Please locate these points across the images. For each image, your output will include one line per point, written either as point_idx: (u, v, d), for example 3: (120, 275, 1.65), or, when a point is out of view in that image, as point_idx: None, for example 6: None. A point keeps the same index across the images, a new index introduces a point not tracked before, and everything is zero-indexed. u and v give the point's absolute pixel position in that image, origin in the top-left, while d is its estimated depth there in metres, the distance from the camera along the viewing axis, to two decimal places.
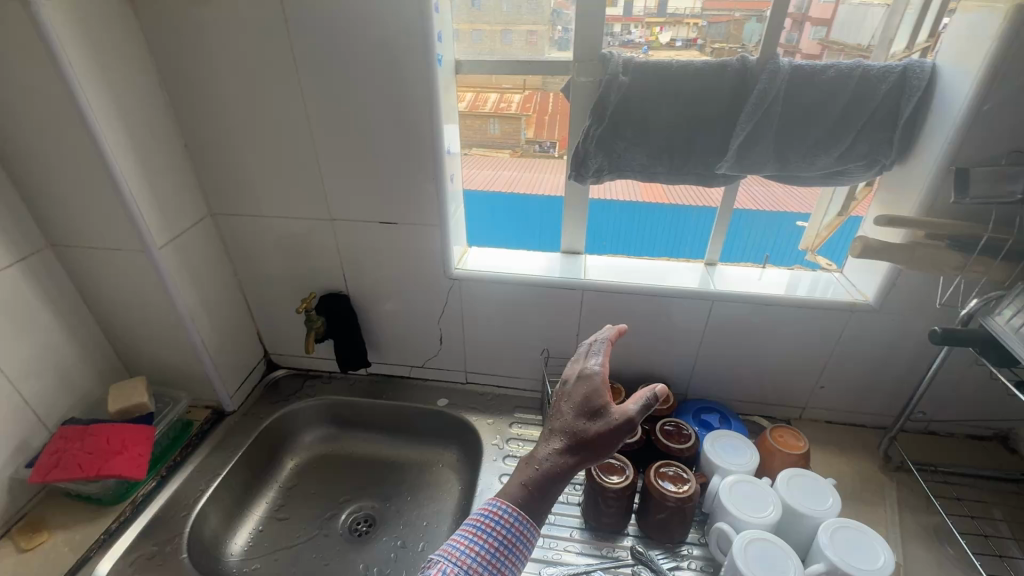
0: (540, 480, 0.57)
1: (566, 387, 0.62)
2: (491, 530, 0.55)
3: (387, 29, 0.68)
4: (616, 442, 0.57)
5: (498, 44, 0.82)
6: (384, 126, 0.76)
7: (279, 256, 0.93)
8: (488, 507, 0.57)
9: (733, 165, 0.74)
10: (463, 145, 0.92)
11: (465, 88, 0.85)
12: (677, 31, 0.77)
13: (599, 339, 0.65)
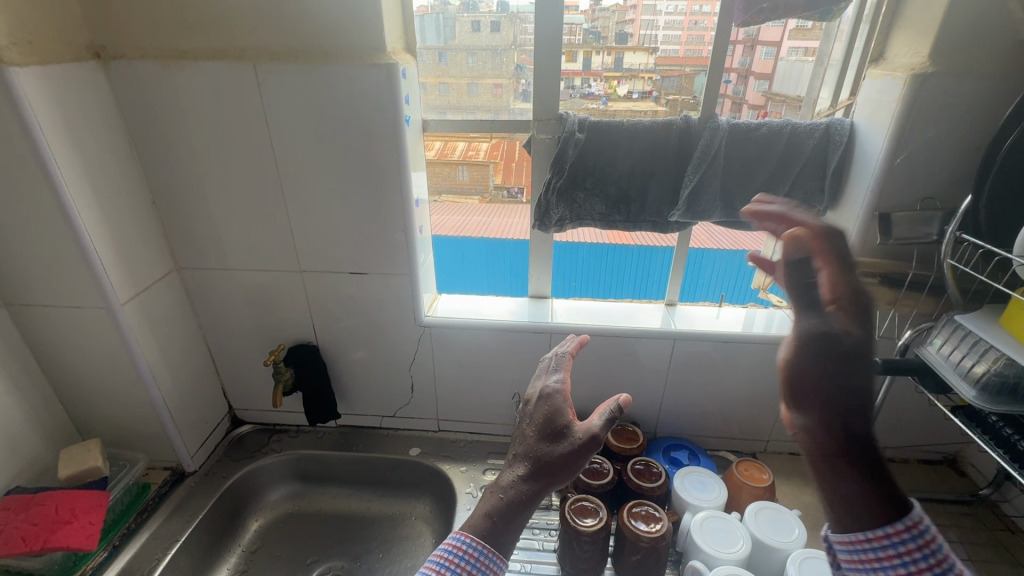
0: (504, 508, 0.58)
1: (528, 408, 0.64)
2: (456, 565, 0.55)
3: (357, 92, 0.72)
4: (580, 462, 0.56)
5: (465, 95, 0.86)
6: (355, 182, 0.79)
7: (247, 309, 0.93)
8: (452, 542, 0.57)
9: (684, 213, 0.81)
10: (434, 192, 0.94)
11: (434, 138, 0.90)
12: (633, 84, 0.82)
13: (560, 355, 0.69)
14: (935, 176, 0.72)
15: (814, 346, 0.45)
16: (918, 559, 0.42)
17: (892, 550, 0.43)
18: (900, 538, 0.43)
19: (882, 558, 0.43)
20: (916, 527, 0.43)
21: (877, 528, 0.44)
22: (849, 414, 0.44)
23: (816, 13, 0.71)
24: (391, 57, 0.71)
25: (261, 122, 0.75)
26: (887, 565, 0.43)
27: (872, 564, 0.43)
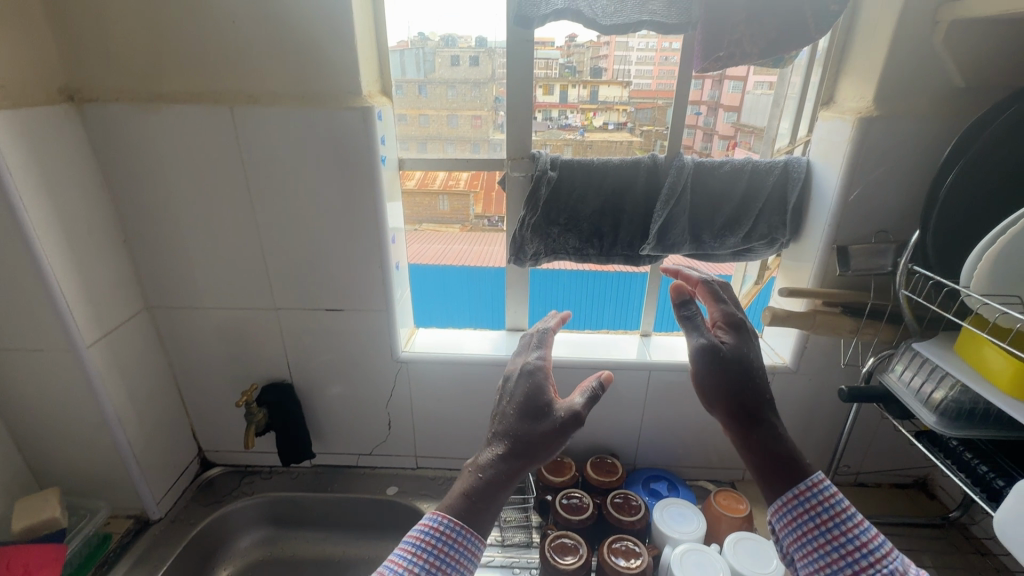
0: (480, 489, 0.53)
1: (507, 384, 0.59)
2: (431, 548, 0.51)
3: (333, 134, 0.73)
4: (563, 442, 0.53)
5: (445, 126, 0.88)
6: (330, 220, 0.79)
7: (220, 347, 0.91)
8: (428, 523, 0.52)
9: (654, 247, 0.83)
10: (414, 221, 0.95)
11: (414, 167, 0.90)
12: (609, 116, 0.86)
13: (543, 328, 0.64)
14: (887, 211, 0.76)
15: (703, 360, 0.51)
16: (822, 512, 0.49)
17: (801, 509, 0.49)
18: (806, 497, 0.49)
19: (797, 518, 0.49)
20: (816, 485, 0.50)
21: (786, 493, 0.50)
22: (748, 399, 0.50)
23: (770, 60, 0.76)
24: (366, 100, 0.73)
25: (237, 162, 0.75)
26: (802, 523, 0.49)
27: (794, 525, 0.49)
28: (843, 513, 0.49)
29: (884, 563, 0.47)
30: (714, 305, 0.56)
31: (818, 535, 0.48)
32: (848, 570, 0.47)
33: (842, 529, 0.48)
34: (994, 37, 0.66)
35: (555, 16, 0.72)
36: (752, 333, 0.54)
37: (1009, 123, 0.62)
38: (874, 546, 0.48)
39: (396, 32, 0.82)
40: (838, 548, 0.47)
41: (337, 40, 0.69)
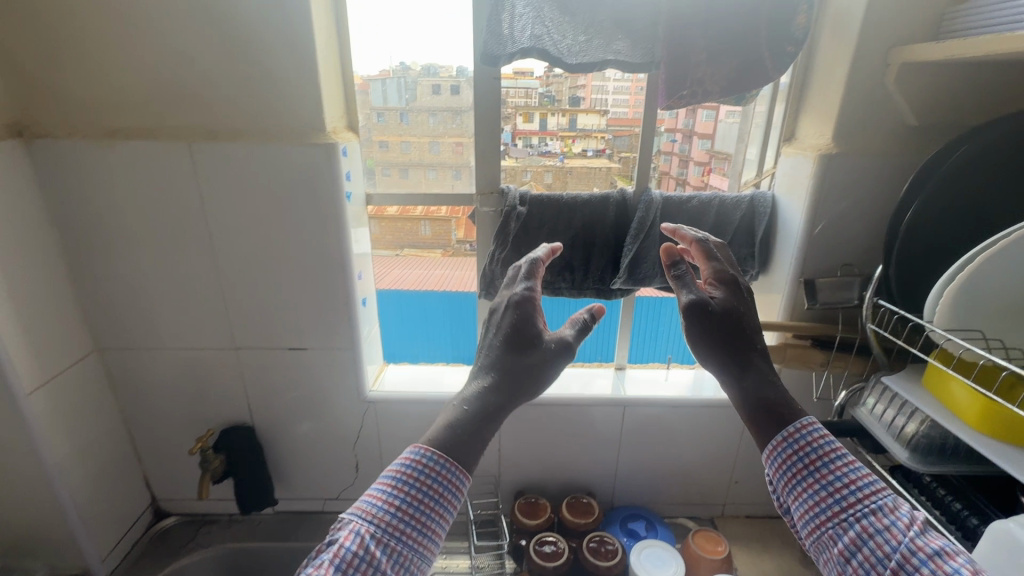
0: (466, 421, 0.51)
1: (495, 317, 0.57)
2: (414, 482, 0.47)
3: (296, 170, 0.72)
4: (552, 373, 0.54)
5: (426, 153, 0.86)
6: (293, 257, 0.77)
7: (176, 389, 0.87)
8: (410, 455, 0.49)
9: (625, 280, 0.83)
10: (394, 246, 0.92)
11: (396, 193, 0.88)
12: (587, 143, 0.86)
13: (533, 260, 0.60)
14: (850, 244, 0.77)
15: (696, 314, 0.51)
16: (810, 453, 0.48)
17: (790, 450, 0.48)
18: (795, 438, 0.49)
19: (787, 459, 0.49)
20: (805, 427, 0.49)
21: (775, 436, 0.49)
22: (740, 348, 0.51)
23: (732, 98, 0.77)
24: (331, 136, 0.72)
25: (195, 198, 0.73)
26: (791, 464, 0.48)
27: (784, 468, 0.48)
28: (832, 452, 0.48)
29: (872, 499, 0.45)
30: (707, 263, 0.57)
31: (806, 475, 0.48)
32: (836, 507, 0.46)
33: (830, 467, 0.47)
34: (944, 79, 0.68)
35: (521, 54, 0.71)
36: (744, 290, 0.55)
37: (962, 162, 0.63)
38: (863, 484, 0.46)
39: (376, 61, 0.81)
40: (826, 487, 0.47)
41: (300, 78, 0.68)
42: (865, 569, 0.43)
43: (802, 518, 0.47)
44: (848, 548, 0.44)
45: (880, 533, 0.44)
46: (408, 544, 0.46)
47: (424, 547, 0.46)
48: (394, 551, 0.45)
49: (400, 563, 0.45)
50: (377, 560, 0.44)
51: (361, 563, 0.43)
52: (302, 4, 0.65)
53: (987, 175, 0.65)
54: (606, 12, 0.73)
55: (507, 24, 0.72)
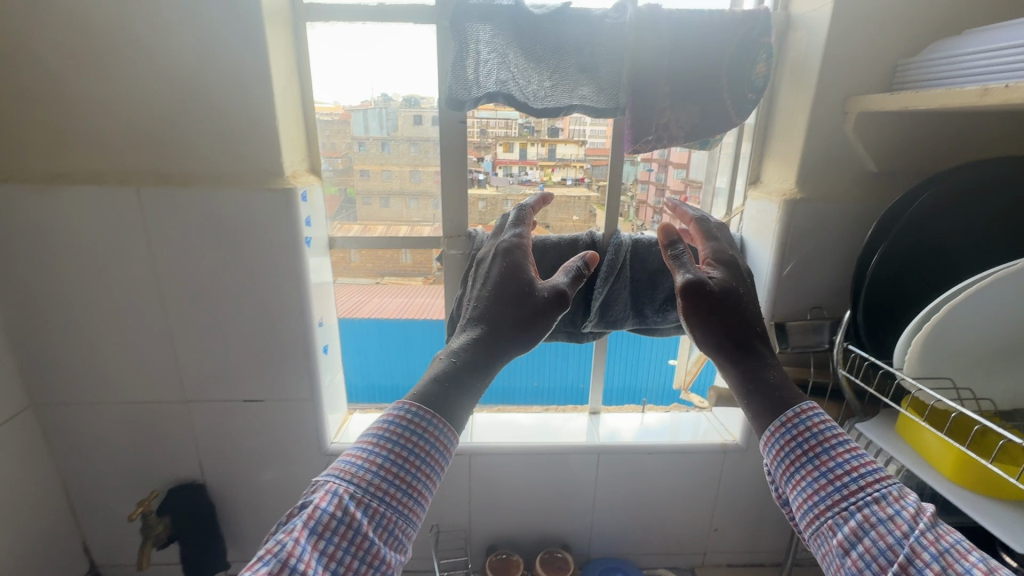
0: (454, 371, 0.54)
1: (488, 272, 0.62)
2: (394, 441, 0.49)
3: (252, 216, 0.69)
4: (547, 321, 0.57)
5: (408, 181, 0.82)
6: (250, 305, 0.73)
7: (121, 446, 0.81)
8: (393, 414, 0.51)
9: (597, 323, 0.83)
10: (374, 274, 0.87)
11: (377, 220, 0.84)
12: (567, 172, 0.83)
13: (525, 208, 0.69)
14: (818, 287, 0.78)
15: (695, 293, 0.54)
16: (809, 438, 0.50)
17: (788, 436, 0.51)
18: (794, 423, 0.51)
19: (788, 446, 0.50)
20: (804, 412, 0.52)
21: (773, 421, 0.52)
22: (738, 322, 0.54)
23: (697, 142, 0.78)
24: (290, 181, 0.70)
25: (144, 244, 0.69)
26: (789, 451, 0.50)
27: (782, 455, 0.50)
28: (833, 439, 0.50)
29: (875, 486, 0.46)
30: (706, 249, 0.62)
31: (806, 462, 0.49)
32: (836, 494, 0.47)
33: (831, 455, 0.49)
34: (901, 127, 0.70)
35: (486, 98, 0.70)
36: (741, 273, 0.59)
37: (924, 208, 0.64)
38: (865, 472, 0.47)
39: (359, 91, 0.78)
40: (825, 473, 0.48)
41: (257, 121, 0.66)
42: (866, 561, 0.43)
43: (802, 507, 0.48)
44: (848, 537, 0.44)
45: (882, 522, 0.44)
46: (391, 505, 0.47)
47: (408, 508, 0.48)
48: (376, 511, 0.46)
49: (383, 525, 0.46)
50: (357, 521, 0.45)
51: (339, 524, 0.44)
52: (261, 51, 0.63)
53: (948, 220, 0.65)
54: (572, 58, 0.73)
55: (472, 68, 0.70)
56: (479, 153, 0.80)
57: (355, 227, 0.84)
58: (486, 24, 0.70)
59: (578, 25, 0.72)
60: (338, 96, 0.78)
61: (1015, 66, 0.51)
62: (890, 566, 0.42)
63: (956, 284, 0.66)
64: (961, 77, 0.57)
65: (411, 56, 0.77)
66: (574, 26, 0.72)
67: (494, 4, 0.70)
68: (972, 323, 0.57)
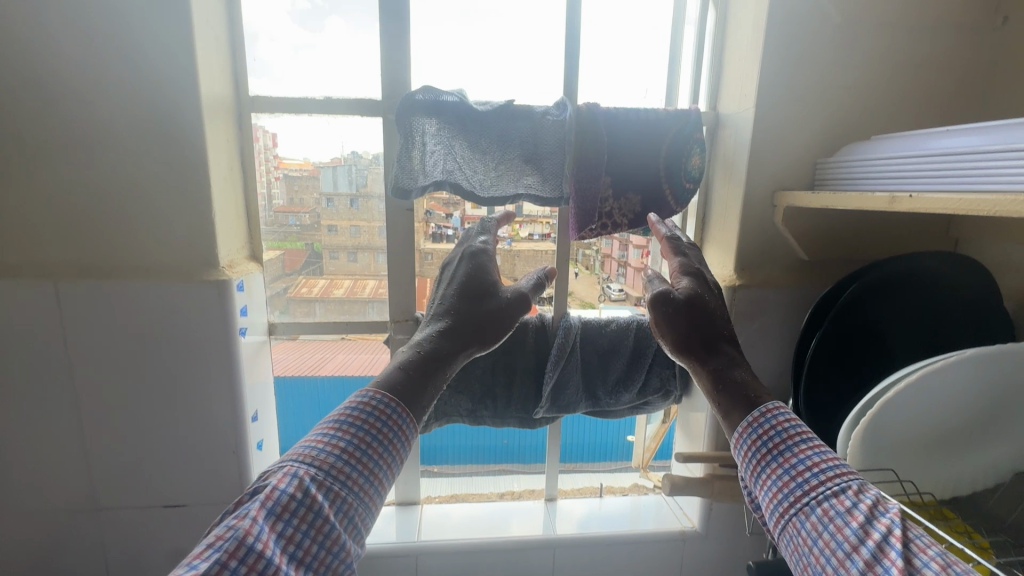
0: (420, 361, 0.55)
1: (453, 272, 0.64)
2: (360, 424, 0.47)
3: (182, 309, 0.66)
4: (510, 320, 0.61)
5: (376, 236, 0.80)
6: (175, 402, 0.68)
7: (16, 563, 0.72)
8: (356, 400, 0.49)
9: (549, 408, 0.81)
10: (342, 331, 0.82)
11: (343, 275, 0.82)
12: (533, 228, 0.84)
13: (490, 219, 0.71)
14: (764, 369, 0.79)
15: (662, 303, 0.57)
16: (773, 436, 0.49)
17: (755, 435, 0.49)
18: (759, 422, 0.50)
19: (754, 446, 0.49)
20: (770, 411, 0.51)
21: (740, 422, 0.51)
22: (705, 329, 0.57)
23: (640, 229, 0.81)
24: (225, 272, 0.67)
25: (58, 339, 0.64)
26: (755, 450, 0.49)
27: (749, 454, 0.49)
28: (797, 436, 0.48)
29: (836, 480, 0.44)
30: (673, 259, 0.65)
31: (771, 460, 0.48)
32: (799, 490, 0.45)
33: (796, 451, 0.47)
34: (827, 220, 0.74)
35: (433, 187, 0.72)
36: (707, 281, 0.62)
37: (857, 296, 0.65)
38: (828, 467, 0.45)
39: (328, 148, 0.77)
40: (788, 469, 0.47)
41: (190, 213, 0.64)
42: (827, 557, 0.41)
43: (770, 506, 0.47)
44: (810, 533, 0.43)
45: (840, 514, 0.42)
46: (353, 490, 0.45)
47: (369, 495, 0.46)
48: (337, 496, 0.44)
49: (344, 511, 0.44)
50: (317, 504, 0.42)
51: (299, 506, 0.42)
52: (199, 146, 0.63)
53: (880, 310, 0.67)
54: (517, 150, 0.75)
55: (417, 158, 0.72)
56: (449, 209, 0.80)
57: (321, 281, 0.82)
58: (432, 117, 0.71)
59: (520, 118, 0.74)
60: (307, 154, 0.77)
61: (923, 178, 0.55)
62: (850, 560, 0.40)
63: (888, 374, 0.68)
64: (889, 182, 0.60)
65: (365, 136, 0.77)
66: (516, 119, 0.74)
67: (441, 100, 0.71)
68: (913, 417, 0.57)
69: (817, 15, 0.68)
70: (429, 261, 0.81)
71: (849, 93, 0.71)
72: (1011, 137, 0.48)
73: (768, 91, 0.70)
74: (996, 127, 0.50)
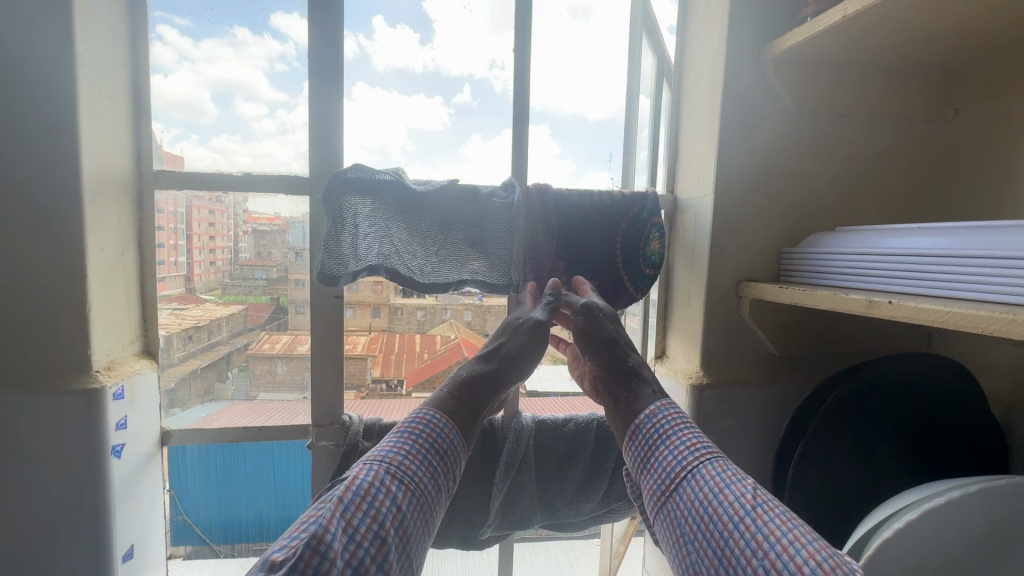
0: (468, 385, 0.50)
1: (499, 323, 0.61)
2: (420, 431, 0.45)
3: (38, 426, 0.53)
4: (534, 354, 0.55)
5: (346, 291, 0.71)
6: (19, 540, 0.54)
7: None
8: (411, 416, 0.47)
9: (497, 524, 0.70)
10: (303, 387, 0.73)
11: (301, 332, 0.71)
12: None
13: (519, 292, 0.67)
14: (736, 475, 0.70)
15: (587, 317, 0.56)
16: (663, 422, 0.47)
17: (647, 423, 0.48)
18: (654, 412, 0.48)
19: (644, 431, 0.48)
20: (662, 406, 0.49)
21: (639, 414, 0.49)
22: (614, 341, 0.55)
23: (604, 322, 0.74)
24: (100, 378, 0.55)
25: None
26: (646, 438, 0.47)
27: (640, 440, 0.47)
28: (681, 420, 0.47)
29: (708, 456, 0.43)
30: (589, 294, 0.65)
31: (657, 444, 0.46)
32: (677, 467, 0.43)
33: (678, 432, 0.46)
34: (793, 314, 0.68)
35: (366, 273, 0.58)
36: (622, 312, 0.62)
37: (837, 406, 0.58)
38: (703, 446, 0.44)
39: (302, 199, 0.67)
40: (670, 448, 0.45)
41: (56, 306, 0.53)
42: (697, 524, 0.40)
43: (651, 489, 0.45)
44: (684, 505, 0.41)
45: (707, 482, 0.41)
46: (421, 487, 0.42)
47: (435, 499, 0.43)
48: (409, 490, 0.41)
49: (417, 506, 0.41)
50: (392, 494, 0.40)
51: (378, 493, 0.39)
52: (74, 231, 0.53)
53: (863, 420, 0.60)
54: (461, 233, 0.67)
55: (347, 242, 0.59)
56: None
57: (286, 337, 0.71)
58: (366, 198, 0.63)
59: (466, 201, 0.68)
60: (277, 207, 0.68)
61: (892, 278, 0.51)
62: (713, 523, 0.39)
63: (876, 499, 0.60)
64: (860, 278, 0.55)
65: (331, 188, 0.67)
66: (463, 203, 0.68)
67: (376, 179, 0.64)
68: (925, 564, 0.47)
69: (771, 106, 0.66)
70: (399, 317, 0.75)
71: (810, 181, 0.68)
72: (981, 239, 0.45)
73: (726, 179, 0.66)
74: (965, 227, 0.47)
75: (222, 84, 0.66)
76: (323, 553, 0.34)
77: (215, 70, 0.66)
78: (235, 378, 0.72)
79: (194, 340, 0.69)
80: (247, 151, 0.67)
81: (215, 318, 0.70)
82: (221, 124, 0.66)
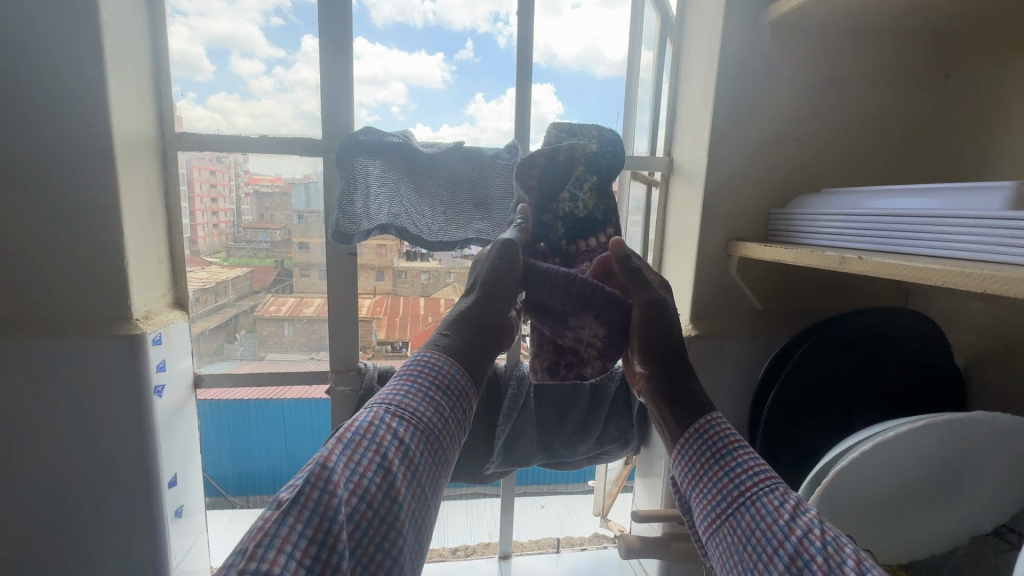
0: (463, 326, 0.51)
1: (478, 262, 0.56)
2: (418, 372, 0.48)
3: (87, 369, 0.59)
4: (521, 271, 0.53)
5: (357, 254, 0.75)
6: (79, 469, 0.61)
7: None
8: (411, 358, 0.49)
9: (500, 462, 0.77)
10: (308, 348, 0.78)
11: (314, 294, 0.76)
12: None
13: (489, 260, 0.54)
14: None
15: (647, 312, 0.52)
16: (718, 443, 0.46)
17: (701, 441, 0.47)
18: (704, 430, 0.47)
19: (696, 449, 0.47)
20: (714, 419, 0.48)
21: (688, 429, 0.48)
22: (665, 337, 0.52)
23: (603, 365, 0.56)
24: (141, 325, 0.61)
25: None
26: (700, 456, 0.46)
27: (693, 459, 0.46)
28: (739, 443, 0.46)
29: (768, 482, 0.42)
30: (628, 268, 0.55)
31: (713, 465, 0.45)
32: (735, 491, 0.43)
33: (735, 455, 0.45)
34: (775, 270, 0.73)
35: (378, 232, 0.62)
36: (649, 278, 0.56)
37: (812, 352, 0.63)
38: (761, 470, 0.43)
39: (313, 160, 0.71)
40: (727, 473, 0.44)
41: (98, 260, 0.58)
42: (759, 553, 0.39)
43: (705, 509, 0.44)
44: (743, 532, 0.41)
45: (770, 513, 0.40)
46: (423, 421, 0.45)
47: (440, 431, 0.46)
48: (410, 425, 0.44)
49: (420, 439, 0.44)
50: (393, 430, 0.43)
51: (378, 431, 0.42)
52: (112, 191, 0.57)
53: (835, 365, 0.65)
54: (467, 194, 0.70)
55: (361, 202, 0.63)
56: None
57: (290, 300, 0.77)
58: (377, 158, 0.66)
59: (470, 164, 0.71)
60: (279, 169, 0.72)
61: (869, 237, 0.55)
62: (778, 558, 0.38)
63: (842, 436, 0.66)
64: (840, 237, 0.59)
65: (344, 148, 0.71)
66: (468, 166, 0.71)
67: (385, 141, 0.67)
68: (876, 480, 0.53)
69: (763, 69, 0.68)
70: (403, 281, 0.79)
71: (799, 144, 0.71)
72: (951, 201, 0.49)
73: (718, 142, 0.69)
74: (935, 188, 0.51)
75: (218, 42, 0.68)
76: (324, 486, 0.38)
77: (211, 24, 0.68)
78: (243, 339, 0.77)
79: (200, 303, 0.74)
80: (247, 110, 0.70)
81: (221, 281, 0.75)
82: (219, 81, 0.68)
